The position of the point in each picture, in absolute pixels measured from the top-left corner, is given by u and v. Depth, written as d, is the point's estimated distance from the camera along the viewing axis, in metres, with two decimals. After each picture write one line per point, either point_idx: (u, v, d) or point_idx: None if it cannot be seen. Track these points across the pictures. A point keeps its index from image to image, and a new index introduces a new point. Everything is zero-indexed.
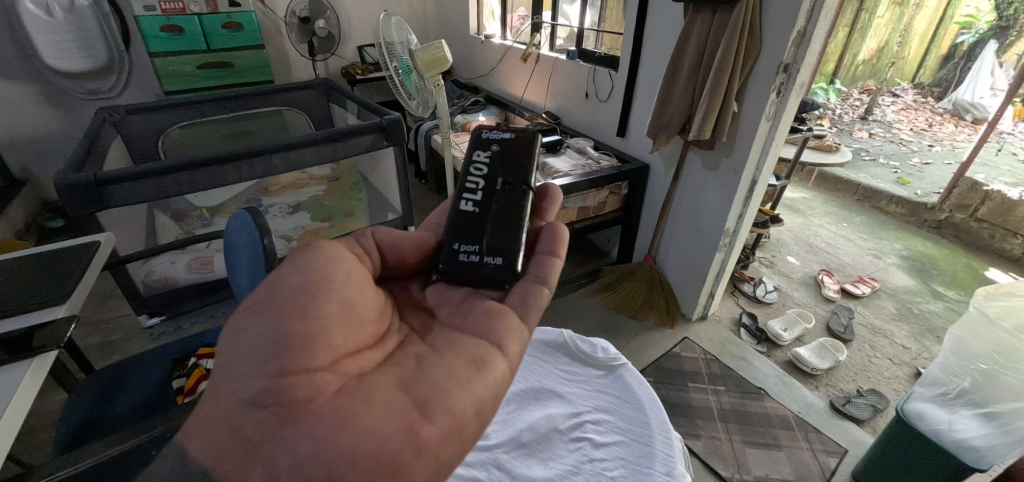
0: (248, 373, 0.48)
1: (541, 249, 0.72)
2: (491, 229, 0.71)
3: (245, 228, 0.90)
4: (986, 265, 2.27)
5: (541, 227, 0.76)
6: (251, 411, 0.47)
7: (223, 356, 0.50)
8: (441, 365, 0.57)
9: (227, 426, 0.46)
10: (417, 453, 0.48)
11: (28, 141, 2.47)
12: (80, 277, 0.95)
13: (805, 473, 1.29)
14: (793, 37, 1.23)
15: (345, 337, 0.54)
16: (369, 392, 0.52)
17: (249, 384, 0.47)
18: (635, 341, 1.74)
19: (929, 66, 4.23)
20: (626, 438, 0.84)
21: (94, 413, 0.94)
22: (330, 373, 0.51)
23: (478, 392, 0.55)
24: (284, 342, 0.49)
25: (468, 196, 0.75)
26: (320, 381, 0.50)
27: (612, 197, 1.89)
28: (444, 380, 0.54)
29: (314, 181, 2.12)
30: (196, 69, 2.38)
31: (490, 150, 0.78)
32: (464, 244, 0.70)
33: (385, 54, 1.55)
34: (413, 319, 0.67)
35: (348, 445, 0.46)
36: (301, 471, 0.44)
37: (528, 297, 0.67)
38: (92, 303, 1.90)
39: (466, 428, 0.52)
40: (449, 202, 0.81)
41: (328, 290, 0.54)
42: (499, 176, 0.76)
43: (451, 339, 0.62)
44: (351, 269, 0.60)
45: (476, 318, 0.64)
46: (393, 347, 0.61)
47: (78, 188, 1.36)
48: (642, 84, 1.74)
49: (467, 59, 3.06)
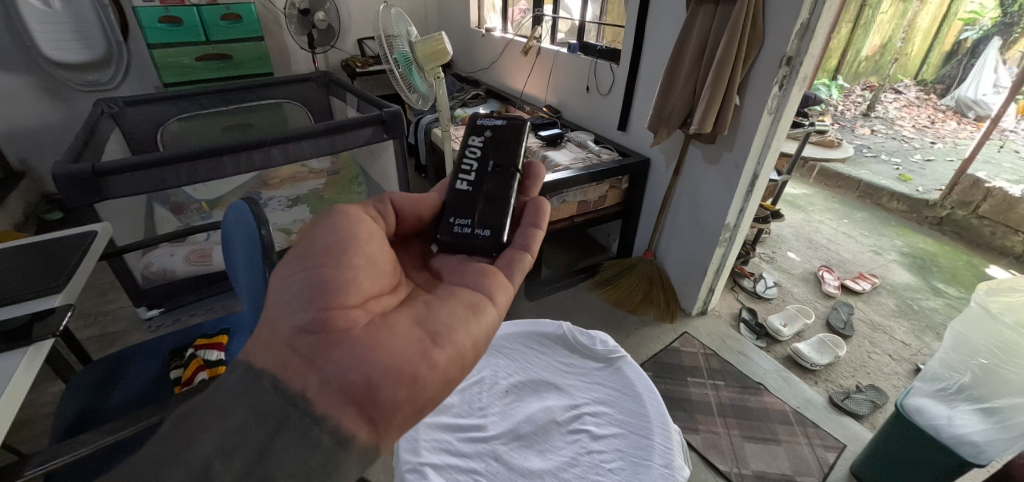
0: (295, 308, 0.53)
1: (526, 221, 0.74)
2: (482, 206, 0.73)
3: (243, 218, 0.89)
4: (987, 262, 2.26)
5: (525, 202, 0.77)
6: (299, 336, 0.52)
7: (274, 299, 0.55)
8: (448, 306, 0.62)
9: (286, 346, 0.51)
10: (432, 374, 0.54)
11: (26, 132, 2.45)
12: (77, 267, 0.94)
13: (803, 468, 1.28)
14: (795, 30, 1.22)
15: (372, 280, 0.59)
16: (393, 325, 0.57)
17: (298, 315, 0.53)
18: (635, 335, 1.74)
19: (931, 63, 4.16)
20: (624, 431, 0.84)
21: (91, 404, 0.93)
22: (359, 310, 0.56)
23: (481, 329, 0.61)
24: (322, 285, 0.54)
25: (463, 177, 0.77)
26: (351, 316, 0.55)
27: (612, 191, 1.88)
28: (452, 318, 0.60)
29: (314, 176, 2.06)
30: (195, 60, 2.36)
31: (483, 136, 0.79)
32: (458, 218, 0.73)
33: (386, 47, 1.55)
34: (418, 276, 0.71)
35: (377, 365, 0.51)
36: (340, 384, 0.50)
37: (514, 262, 0.70)
38: (90, 295, 1.90)
39: (468, 355, 0.58)
40: (446, 182, 0.83)
41: (356, 245, 0.59)
42: (491, 158, 0.77)
43: (452, 288, 0.66)
44: (372, 228, 0.64)
45: (471, 274, 0.68)
46: (407, 294, 0.65)
47: (76, 180, 1.35)
48: (644, 78, 1.73)
49: (468, 52, 3.04)
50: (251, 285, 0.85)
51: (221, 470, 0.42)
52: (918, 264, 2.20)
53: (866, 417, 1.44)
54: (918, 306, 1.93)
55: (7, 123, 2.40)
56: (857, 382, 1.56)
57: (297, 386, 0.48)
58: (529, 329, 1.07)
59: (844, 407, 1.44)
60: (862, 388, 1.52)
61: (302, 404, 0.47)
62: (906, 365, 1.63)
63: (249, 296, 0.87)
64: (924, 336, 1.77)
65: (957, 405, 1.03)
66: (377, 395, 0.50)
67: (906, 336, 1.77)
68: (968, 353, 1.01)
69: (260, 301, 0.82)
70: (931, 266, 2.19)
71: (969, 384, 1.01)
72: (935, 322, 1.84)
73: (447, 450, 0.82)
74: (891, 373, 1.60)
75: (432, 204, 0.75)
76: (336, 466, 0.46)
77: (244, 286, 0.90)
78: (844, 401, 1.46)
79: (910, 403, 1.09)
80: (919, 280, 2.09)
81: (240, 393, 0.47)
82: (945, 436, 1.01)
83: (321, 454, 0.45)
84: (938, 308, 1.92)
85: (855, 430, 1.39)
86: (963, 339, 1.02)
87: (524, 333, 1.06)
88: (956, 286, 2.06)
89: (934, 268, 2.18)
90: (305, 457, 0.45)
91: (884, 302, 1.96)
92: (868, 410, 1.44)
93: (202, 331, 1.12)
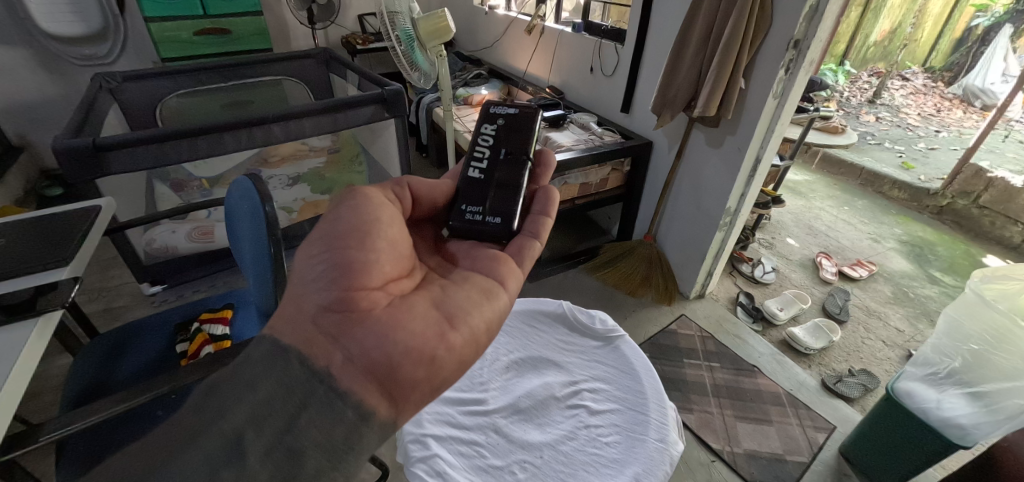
0: (320, 287, 0.55)
1: (535, 208, 0.75)
2: (494, 194, 0.74)
3: (246, 195, 0.89)
4: (984, 252, 2.27)
5: (535, 190, 0.78)
6: (322, 314, 0.53)
7: (298, 279, 0.57)
8: (462, 290, 0.63)
9: (308, 321, 0.52)
10: (449, 354, 0.56)
11: (25, 107, 2.43)
12: (82, 241, 0.95)
13: (793, 447, 1.32)
14: (805, 13, 1.20)
15: (392, 264, 0.60)
16: (412, 305, 0.58)
17: (322, 294, 0.54)
18: (632, 317, 1.76)
19: (941, 50, 4.09)
20: (621, 407, 0.86)
21: (101, 374, 0.95)
22: (379, 291, 0.57)
23: (494, 312, 0.63)
24: (346, 267, 0.55)
25: (475, 164, 0.77)
26: (372, 297, 0.56)
27: (614, 174, 1.86)
28: (467, 301, 0.61)
29: (314, 154, 2.03)
30: (194, 35, 2.33)
31: (495, 124, 0.80)
32: (469, 205, 0.73)
33: (386, 23, 1.54)
34: (432, 260, 0.71)
35: (397, 343, 0.53)
36: (363, 361, 0.51)
37: (524, 249, 0.71)
38: (94, 271, 1.91)
39: (482, 338, 0.60)
40: (459, 169, 0.83)
41: (377, 230, 0.60)
42: (503, 148, 0.78)
43: (466, 273, 0.68)
44: (391, 213, 0.65)
45: (482, 261, 0.69)
46: (421, 278, 0.66)
47: (78, 154, 1.35)
48: (649, 59, 1.71)
49: (471, 30, 2.99)
50: (256, 261, 0.86)
51: (252, 439, 0.43)
52: (916, 252, 2.22)
53: (857, 400, 1.47)
54: (913, 294, 1.95)
55: (5, 97, 2.37)
56: (849, 366, 1.59)
57: (321, 362, 0.49)
58: (529, 307, 1.08)
59: (835, 390, 1.47)
60: (854, 372, 1.55)
61: (326, 378, 0.48)
62: (898, 351, 1.66)
63: (254, 272, 0.88)
64: (918, 323, 1.79)
65: (946, 389, 1.05)
66: (397, 371, 0.52)
67: (901, 323, 1.79)
68: (961, 338, 1.03)
69: (265, 276, 0.83)
70: (928, 255, 2.21)
71: (959, 368, 1.03)
72: (930, 310, 1.86)
73: (448, 423, 0.84)
74: (883, 359, 1.63)
75: (446, 191, 0.76)
76: (357, 439, 0.47)
77: (250, 264, 0.91)
78: (836, 385, 1.49)
79: (901, 386, 1.11)
80: (916, 268, 2.10)
81: (267, 366, 0.48)
82: (933, 419, 1.03)
83: (344, 427, 0.46)
84: (933, 296, 1.94)
85: (845, 412, 1.42)
86: (956, 325, 1.04)
87: (524, 311, 1.07)
88: (951, 274, 2.08)
89: (931, 257, 2.20)
90: (330, 429, 0.46)
91: (880, 289, 1.97)
92: (859, 394, 1.47)
93: (206, 305, 1.14)
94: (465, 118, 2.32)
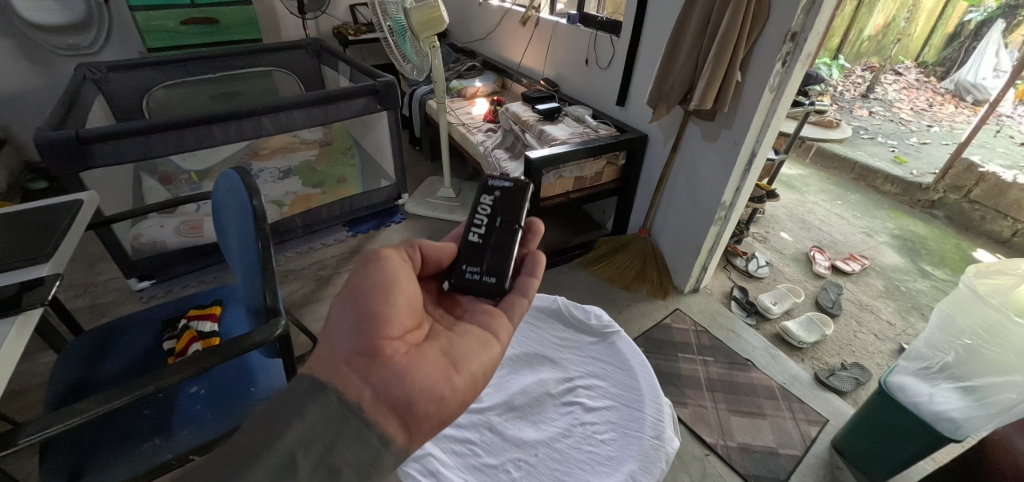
0: (346, 334, 0.53)
1: (525, 269, 0.73)
2: (490, 255, 0.72)
3: (234, 189, 0.87)
4: (974, 247, 2.29)
5: (526, 254, 0.76)
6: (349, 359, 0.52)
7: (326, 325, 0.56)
8: (469, 337, 0.62)
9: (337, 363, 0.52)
10: (455, 399, 0.55)
11: (5, 98, 2.36)
12: (63, 237, 0.92)
13: (787, 441, 1.33)
14: (802, 5, 1.19)
15: (410, 314, 0.58)
16: (426, 352, 0.57)
17: (347, 341, 0.53)
18: (627, 311, 1.76)
19: (934, 45, 4.04)
20: (617, 403, 0.86)
21: (86, 372, 0.93)
22: (399, 339, 0.56)
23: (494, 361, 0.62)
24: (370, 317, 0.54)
25: (472, 230, 0.75)
26: (392, 344, 0.55)
27: (609, 167, 1.85)
28: (474, 349, 0.60)
29: (306, 146, 1.99)
30: (180, 24, 2.27)
31: (493, 195, 0.78)
32: (468, 265, 0.71)
33: (379, 14, 1.52)
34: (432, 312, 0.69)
35: (414, 389, 0.52)
36: (386, 403, 0.51)
37: (516, 307, 0.70)
38: (79, 266, 1.87)
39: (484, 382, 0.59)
40: (455, 235, 0.81)
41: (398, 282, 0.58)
42: (500, 216, 0.76)
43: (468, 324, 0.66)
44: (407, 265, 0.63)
45: (480, 314, 0.67)
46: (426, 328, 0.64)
47: (61, 146, 1.31)
48: (645, 51, 1.69)
49: (464, 21, 2.94)
50: (243, 256, 0.84)
51: (302, 460, 0.44)
52: (907, 247, 2.23)
53: (849, 393, 1.48)
54: (905, 288, 1.96)
55: None
56: (842, 360, 1.60)
57: (353, 398, 0.49)
58: None
59: (828, 383, 1.48)
60: (846, 366, 1.55)
61: (358, 411, 0.49)
62: (890, 345, 1.67)
63: (242, 268, 0.86)
64: (910, 317, 1.81)
65: (938, 383, 1.05)
66: (416, 409, 0.52)
67: (892, 316, 1.80)
68: (953, 333, 1.03)
69: (253, 272, 0.81)
70: (919, 249, 2.22)
71: (952, 363, 1.03)
72: (921, 304, 1.88)
73: None
74: (875, 352, 1.64)
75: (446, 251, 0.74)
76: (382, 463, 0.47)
77: (238, 260, 0.89)
78: (829, 379, 1.50)
79: (893, 380, 1.11)
80: (908, 262, 2.12)
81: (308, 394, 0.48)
82: (926, 413, 1.04)
83: (371, 452, 0.47)
84: (925, 290, 1.95)
85: (838, 405, 1.43)
86: (949, 319, 1.04)
87: None
88: (942, 268, 2.09)
89: (923, 251, 2.21)
90: (363, 455, 0.46)
91: (873, 283, 1.98)
92: (851, 387, 1.48)
93: (194, 302, 1.12)
94: (457, 111, 2.32)
